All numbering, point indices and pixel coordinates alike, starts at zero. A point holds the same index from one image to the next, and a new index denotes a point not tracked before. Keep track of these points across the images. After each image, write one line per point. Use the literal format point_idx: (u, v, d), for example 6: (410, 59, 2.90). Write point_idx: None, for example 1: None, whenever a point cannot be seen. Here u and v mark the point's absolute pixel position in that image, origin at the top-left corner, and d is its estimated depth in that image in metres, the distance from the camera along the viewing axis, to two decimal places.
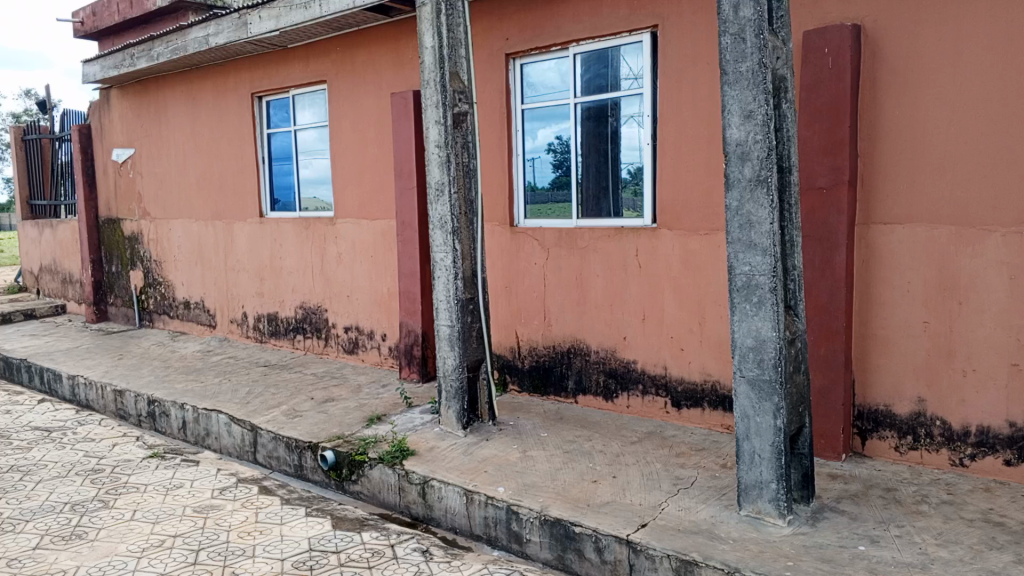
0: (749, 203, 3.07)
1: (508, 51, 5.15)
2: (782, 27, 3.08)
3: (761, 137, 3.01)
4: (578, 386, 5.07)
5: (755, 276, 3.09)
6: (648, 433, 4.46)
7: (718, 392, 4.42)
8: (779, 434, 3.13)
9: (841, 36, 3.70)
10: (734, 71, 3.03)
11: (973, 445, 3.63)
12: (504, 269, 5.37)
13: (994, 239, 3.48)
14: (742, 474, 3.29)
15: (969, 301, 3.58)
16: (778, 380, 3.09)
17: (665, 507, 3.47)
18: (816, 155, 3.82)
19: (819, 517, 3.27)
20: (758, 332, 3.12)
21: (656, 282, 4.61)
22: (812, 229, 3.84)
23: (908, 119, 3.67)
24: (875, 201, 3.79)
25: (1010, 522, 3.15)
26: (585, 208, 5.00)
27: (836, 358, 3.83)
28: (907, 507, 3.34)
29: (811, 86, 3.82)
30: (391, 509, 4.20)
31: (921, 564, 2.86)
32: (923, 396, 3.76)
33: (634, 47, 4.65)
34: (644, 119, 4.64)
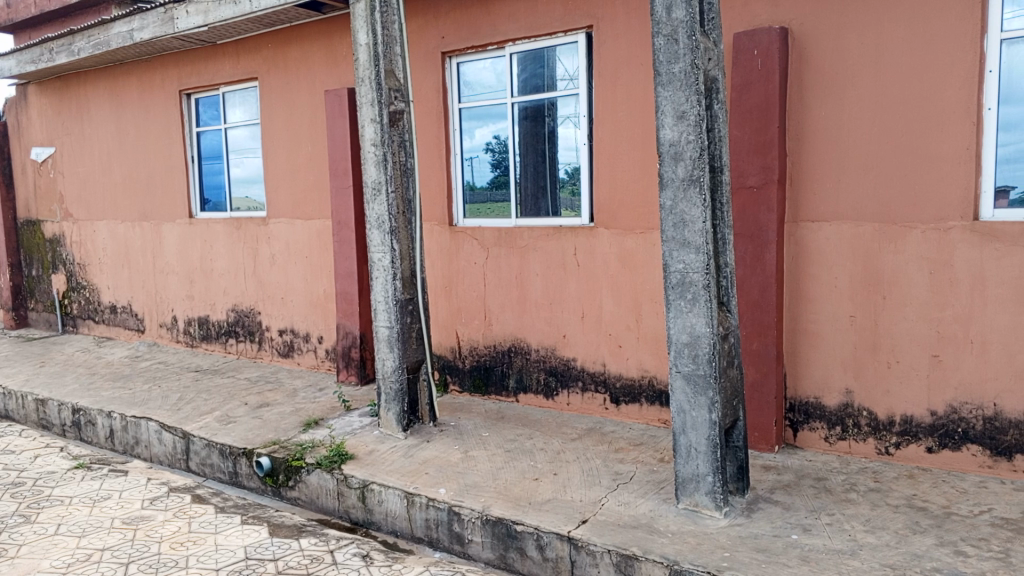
0: (683, 202, 3.12)
1: (444, 50, 5.12)
2: (714, 29, 3.15)
3: (694, 137, 3.06)
4: (518, 385, 5.08)
5: (689, 274, 3.15)
6: (588, 430, 4.50)
7: (655, 387, 4.48)
8: (714, 427, 3.19)
9: (769, 38, 3.79)
10: (667, 72, 3.08)
11: (897, 433, 3.78)
12: (442, 269, 5.34)
13: (915, 236, 3.63)
14: (680, 468, 3.34)
15: (892, 295, 3.72)
16: (713, 375, 3.15)
17: (605, 503, 3.50)
18: (747, 155, 3.91)
19: (754, 508, 3.35)
20: (692, 328, 3.18)
21: (594, 280, 4.65)
22: (744, 227, 3.94)
23: (834, 119, 3.79)
24: (803, 199, 3.91)
25: (932, 507, 3.28)
26: (523, 207, 5.02)
27: (768, 352, 3.93)
28: (837, 496, 3.45)
29: (742, 87, 3.90)
30: (330, 514, 4.13)
31: (850, 550, 2.96)
32: (850, 388, 3.89)
33: (569, 48, 4.68)
34: (581, 119, 4.68)
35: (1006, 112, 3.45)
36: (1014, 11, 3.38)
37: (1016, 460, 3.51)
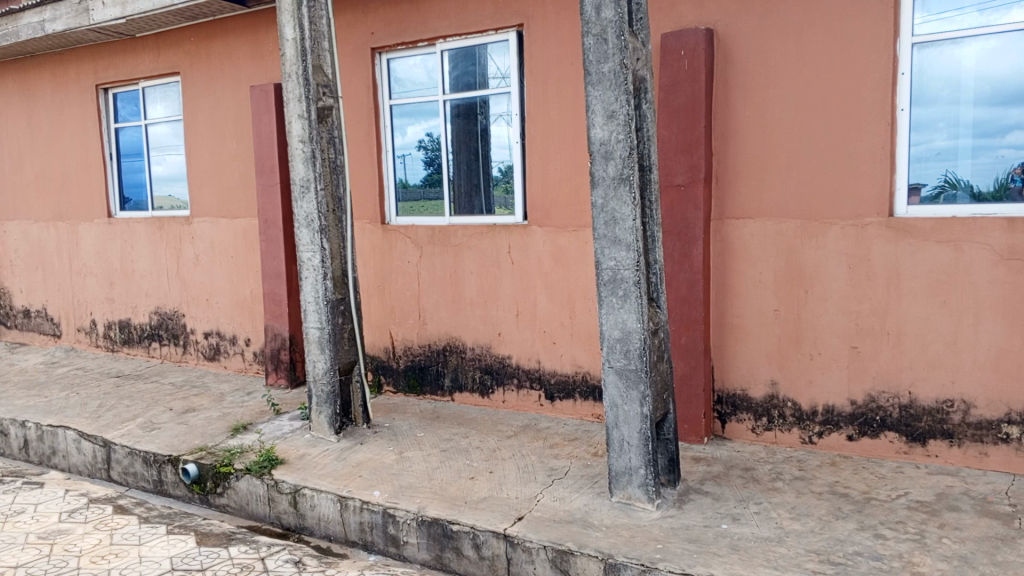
0: (614, 201, 3.16)
1: (374, 46, 5.06)
2: (642, 29, 3.19)
3: (623, 136, 3.10)
4: (453, 384, 5.06)
5: (620, 271, 3.18)
6: (524, 427, 4.52)
7: (589, 383, 4.53)
8: (645, 421, 3.24)
9: (696, 39, 3.87)
10: (597, 71, 3.11)
11: (820, 423, 3.91)
12: (375, 268, 5.28)
13: (834, 232, 3.76)
14: (613, 461, 3.38)
15: (814, 289, 3.84)
16: (644, 370, 3.20)
17: (541, 499, 3.52)
18: (675, 154, 3.98)
19: (685, 499, 3.42)
20: (624, 324, 3.22)
21: (528, 278, 4.67)
22: (672, 225, 4.01)
23: (757, 120, 3.89)
24: (729, 197, 4.00)
25: (853, 492, 3.41)
26: (457, 205, 4.99)
27: (696, 346, 4.02)
28: (764, 485, 3.55)
29: (669, 87, 3.97)
30: (260, 520, 4.03)
31: (777, 537, 3.05)
32: (775, 379, 4.00)
33: (500, 46, 4.68)
34: (513, 117, 4.69)
35: (918, 113, 3.60)
36: (924, 16, 3.54)
37: (930, 445, 3.67)
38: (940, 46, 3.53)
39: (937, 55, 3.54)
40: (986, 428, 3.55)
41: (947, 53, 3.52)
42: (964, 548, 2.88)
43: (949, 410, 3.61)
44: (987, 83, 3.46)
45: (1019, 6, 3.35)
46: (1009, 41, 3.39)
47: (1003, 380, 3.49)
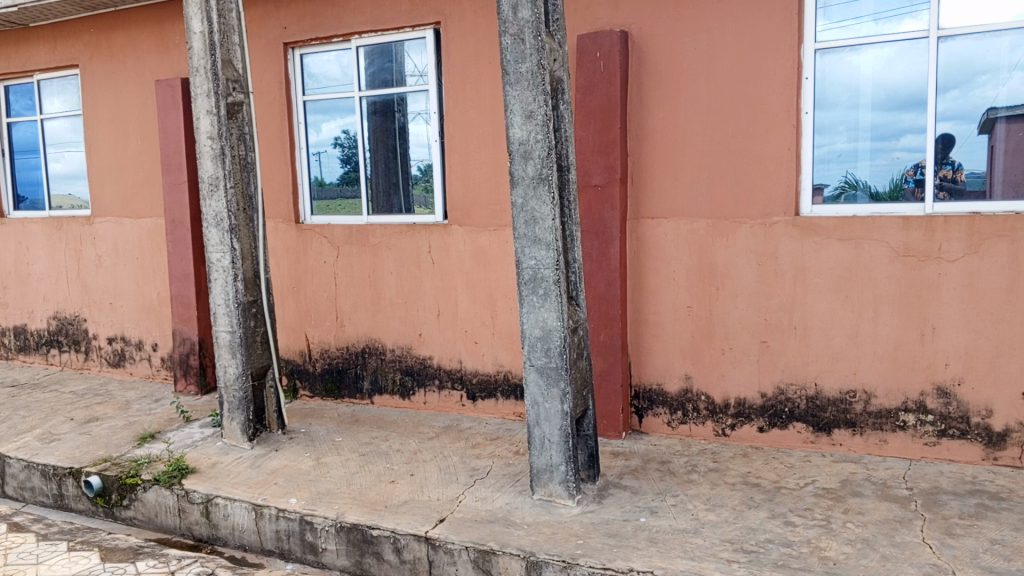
0: (533, 200, 3.17)
1: (286, 41, 4.93)
2: (558, 29, 3.21)
3: (541, 136, 3.11)
4: (373, 386, 4.98)
5: (541, 270, 3.20)
6: (445, 428, 4.49)
7: (510, 381, 4.54)
8: (566, 418, 3.27)
9: (611, 41, 3.92)
10: (514, 71, 3.11)
11: (732, 415, 4.04)
12: (289, 269, 5.14)
13: (744, 230, 3.89)
14: (534, 459, 3.40)
15: (725, 286, 3.96)
16: (564, 367, 3.22)
17: (462, 499, 3.50)
18: (592, 154, 4.03)
19: (604, 494, 3.47)
20: (544, 323, 3.23)
21: (447, 278, 4.64)
22: (590, 224, 4.06)
23: (670, 121, 3.98)
24: (644, 196, 4.08)
25: (764, 482, 3.53)
26: (374, 204, 4.92)
27: (614, 343, 4.08)
28: (680, 477, 3.63)
29: (585, 88, 4.01)
30: (170, 533, 3.87)
31: (693, 528, 3.12)
32: (689, 374, 4.11)
33: (418, 44, 4.64)
34: (431, 115, 4.65)
35: (820, 117, 3.76)
36: (826, 24, 3.70)
37: (835, 434, 3.84)
38: (840, 52, 3.69)
39: (837, 61, 3.70)
40: (885, 416, 3.73)
41: (846, 59, 3.68)
42: (867, 531, 3.02)
43: (852, 401, 3.78)
44: (883, 89, 3.64)
45: (910, 17, 3.54)
46: (902, 49, 3.57)
47: (901, 371, 3.68)
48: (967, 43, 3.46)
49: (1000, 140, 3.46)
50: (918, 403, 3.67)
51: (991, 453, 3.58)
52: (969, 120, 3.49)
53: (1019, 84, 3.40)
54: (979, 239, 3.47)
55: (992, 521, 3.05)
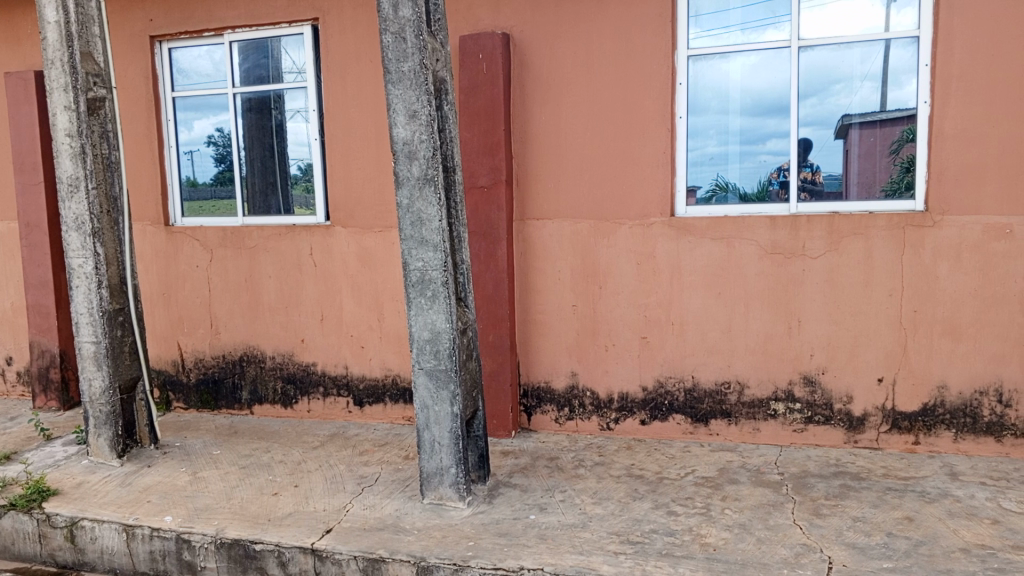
0: (419, 201, 3.13)
1: (152, 34, 4.65)
2: (440, 30, 3.19)
3: (426, 136, 3.08)
4: (252, 396, 4.79)
5: (428, 272, 3.16)
6: (331, 435, 4.38)
7: (398, 385, 4.49)
8: (456, 420, 3.25)
9: (492, 43, 3.93)
10: (396, 70, 3.06)
11: (616, 410, 4.15)
12: (159, 274, 4.87)
13: (624, 231, 4.00)
14: (424, 463, 3.36)
15: (607, 285, 4.06)
16: (454, 369, 3.21)
17: (350, 508, 3.43)
18: (477, 155, 4.03)
19: (495, 494, 3.48)
20: (433, 324, 3.20)
21: (331, 280, 4.53)
22: (476, 225, 4.06)
23: (553, 124, 4.04)
24: (528, 198, 4.13)
25: (648, 473, 3.65)
26: (251, 205, 4.73)
27: (503, 343, 4.10)
28: (568, 473, 3.70)
29: (468, 89, 4.01)
30: (29, 561, 3.58)
31: (581, 522, 3.18)
32: (575, 370, 4.18)
33: (295, 40, 4.50)
34: (310, 113, 4.53)
35: (693, 121, 3.92)
36: (697, 32, 3.86)
37: (712, 424, 4.02)
38: (710, 60, 3.86)
39: (707, 68, 3.87)
40: (757, 405, 3.94)
41: (716, 66, 3.86)
42: (743, 517, 3.17)
43: (727, 391, 3.97)
44: (750, 95, 3.83)
45: (773, 27, 3.75)
46: (766, 58, 3.78)
47: (771, 362, 3.89)
48: (824, 53, 3.70)
49: (854, 144, 3.71)
50: (787, 392, 3.89)
51: (852, 436, 3.84)
52: (827, 126, 3.73)
53: (869, 94, 3.66)
54: (838, 237, 3.71)
55: (854, 499, 3.27)
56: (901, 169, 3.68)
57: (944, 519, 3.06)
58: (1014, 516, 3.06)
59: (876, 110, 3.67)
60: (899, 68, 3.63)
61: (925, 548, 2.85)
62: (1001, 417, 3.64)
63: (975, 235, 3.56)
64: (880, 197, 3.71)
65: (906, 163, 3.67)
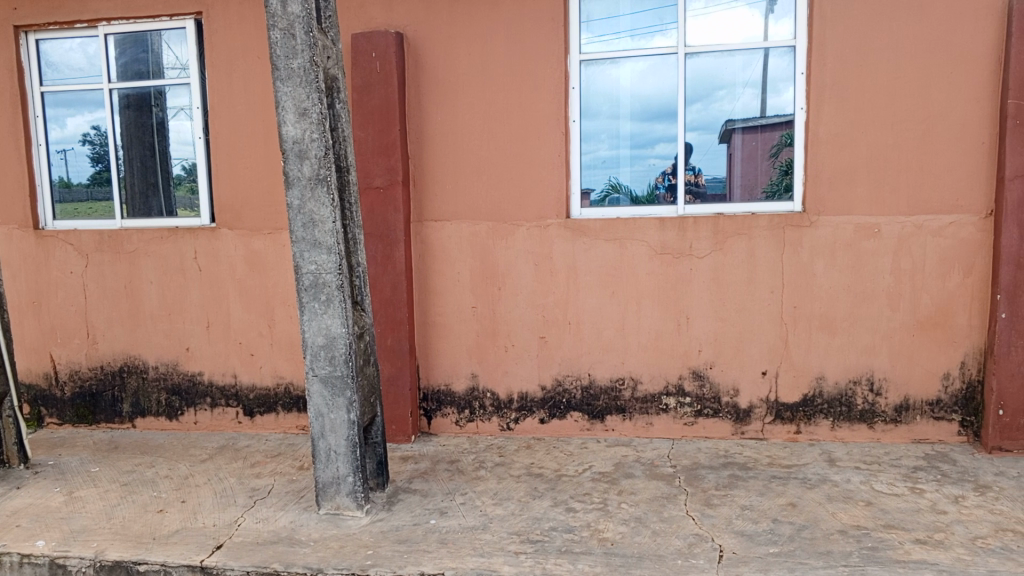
0: (311, 202, 3.04)
1: (17, 24, 4.33)
2: (331, 27, 3.10)
3: (317, 135, 2.99)
4: (134, 408, 4.54)
5: (322, 275, 3.08)
6: (220, 448, 4.21)
7: (292, 393, 4.36)
8: (353, 427, 3.18)
9: (386, 41, 3.87)
10: (285, 67, 2.96)
11: (516, 410, 4.17)
12: (28, 281, 4.54)
13: (522, 232, 4.02)
14: (320, 472, 3.27)
15: (506, 286, 4.08)
16: (350, 375, 3.13)
17: (241, 522, 3.29)
18: (371, 156, 3.96)
19: (394, 500, 3.43)
20: (327, 330, 3.12)
21: (219, 285, 4.34)
22: (373, 227, 3.99)
23: (449, 125, 4.02)
24: (425, 199, 4.09)
25: (547, 472, 3.68)
26: (131, 207, 4.49)
27: (401, 346, 4.04)
28: (468, 475, 3.68)
29: (362, 88, 3.93)
30: None
31: (482, 524, 3.18)
32: (475, 372, 4.18)
33: (177, 34, 4.29)
34: (194, 111, 4.33)
35: (586, 125, 4.00)
36: (589, 38, 3.94)
37: (608, 421, 4.10)
38: (601, 65, 3.95)
39: (599, 73, 3.96)
40: (650, 401, 4.05)
41: (607, 71, 3.95)
42: (639, 510, 3.25)
43: (621, 388, 4.06)
44: (639, 100, 3.95)
45: (661, 35, 3.88)
46: (654, 65, 3.91)
47: (663, 358, 4.00)
48: (708, 60, 3.86)
49: (737, 148, 3.89)
50: (678, 387, 4.02)
51: (739, 427, 4.00)
52: (711, 131, 3.90)
53: (750, 100, 3.85)
54: (723, 237, 3.86)
55: (742, 489, 3.41)
56: (780, 172, 3.87)
57: (824, 503, 3.24)
58: (885, 497, 3.27)
59: (757, 116, 3.86)
60: (777, 77, 3.82)
61: (807, 532, 3.00)
62: (872, 404, 3.88)
63: (848, 234, 3.78)
64: (762, 199, 3.90)
65: (784, 166, 3.87)
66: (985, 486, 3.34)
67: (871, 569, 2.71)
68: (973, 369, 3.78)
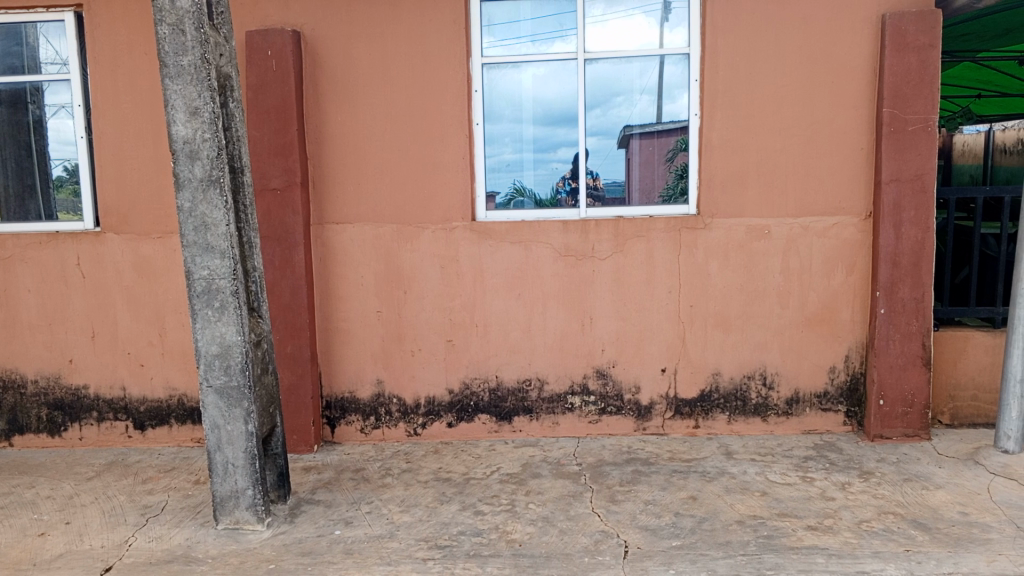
0: (203, 204, 2.92)
1: None
2: (224, 23, 2.98)
3: (209, 135, 2.88)
4: (11, 426, 4.24)
5: (215, 281, 2.96)
6: (108, 464, 3.98)
7: (185, 405, 4.17)
8: (251, 439, 3.07)
9: (282, 39, 3.77)
10: (174, 63, 2.83)
11: (423, 414, 4.13)
12: None
13: (426, 235, 3.99)
14: (216, 487, 3.13)
15: (411, 290, 4.04)
16: (247, 385, 3.03)
17: (132, 543, 3.12)
18: (268, 157, 3.84)
19: (297, 512, 3.33)
20: (222, 338, 3.00)
21: (105, 293, 4.11)
22: (270, 230, 3.87)
23: (349, 126, 3.95)
24: (326, 202, 4.00)
25: (455, 476, 3.67)
26: (5, 210, 4.19)
27: (302, 353, 3.94)
28: (374, 483, 3.62)
29: (258, 87, 3.81)
30: None
31: (389, 532, 3.13)
32: (380, 377, 4.11)
33: (55, 27, 4.05)
34: (76, 109, 4.09)
35: (489, 128, 4.01)
36: (491, 41, 3.95)
37: (515, 422, 4.12)
38: (504, 68, 3.97)
39: (501, 77, 3.98)
40: (556, 400, 4.09)
41: (509, 75, 3.98)
42: (546, 510, 3.27)
43: (528, 388, 4.09)
44: (540, 104, 4.00)
45: (560, 40, 3.94)
46: (554, 70, 3.96)
47: (567, 358, 4.06)
48: (607, 66, 3.94)
49: (635, 153, 4.01)
50: (582, 386, 4.08)
51: (641, 424, 4.10)
52: (610, 136, 4.00)
53: (647, 106, 3.97)
54: (623, 239, 3.95)
55: (645, 484, 3.49)
56: (676, 176, 4.00)
57: (722, 495, 3.35)
58: (779, 487, 3.41)
59: (653, 122, 3.99)
60: (672, 83, 3.95)
61: (707, 524, 3.10)
62: (765, 398, 4.05)
63: (740, 236, 3.94)
64: (659, 202, 4.03)
65: (680, 170, 4.00)
66: (868, 472, 3.54)
67: (767, 556, 2.83)
68: (856, 362, 4.00)
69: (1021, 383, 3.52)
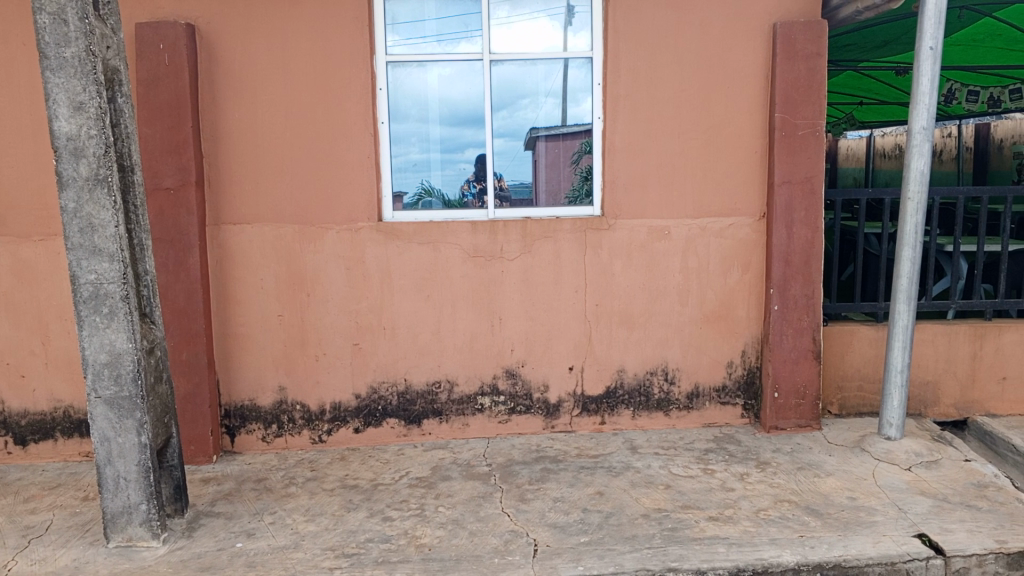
0: (89, 205, 2.75)
1: None
2: (110, 13, 2.82)
3: (96, 132, 2.72)
4: None
5: (103, 285, 2.80)
6: None
7: (72, 417, 3.94)
8: (145, 451, 2.93)
9: (175, 32, 3.61)
10: (56, 55, 2.65)
11: (328, 421, 4.04)
12: None
13: (330, 236, 3.91)
14: (107, 503, 2.96)
15: (315, 293, 3.94)
16: (140, 395, 2.88)
17: (13, 566, 2.93)
18: (160, 155, 3.67)
19: (195, 526, 3.20)
20: (111, 345, 2.84)
21: None
22: (163, 231, 3.71)
23: (248, 124, 3.82)
24: (223, 202, 3.85)
25: (362, 482, 3.60)
26: None
27: (199, 359, 3.78)
28: (278, 493, 3.52)
29: (148, 81, 3.64)
30: None
31: (293, 543, 3.04)
32: (283, 384, 4.00)
33: None
34: None
35: (394, 127, 3.97)
36: (395, 40, 3.90)
37: (424, 425, 4.09)
38: (409, 67, 3.93)
39: (406, 76, 3.94)
40: (465, 402, 4.09)
41: (414, 74, 3.94)
42: (456, 512, 3.26)
43: (437, 391, 4.07)
44: (447, 104, 3.98)
45: (466, 41, 3.93)
46: (460, 70, 3.95)
47: (476, 359, 4.06)
48: (512, 67, 3.97)
49: (541, 155, 4.05)
50: (492, 386, 4.09)
51: (549, 422, 4.15)
52: (517, 137, 4.02)
53: (552, 109, 4.02)
54: (530, 240, 3.98)
55: (553, 482, 3.53)
56: (581, 178, 4.07)
57: (628, 490, 3.43)
58: (682, 480, 3.51)
59: (559, 124, 4.04)
60: (577, 87, 4.00)
61: (614, 519, 3.16)
62: (668, 394, 4.17)
63: (641, 237, 4.03)
64: (565, 203, 4.08)
65: (585, 172, 4.07)
66: (764, 463, 3.70)
67: (672, 548, 2.90)
68: (752, 357, 4.16)
69: (901, 372, 3.71)
